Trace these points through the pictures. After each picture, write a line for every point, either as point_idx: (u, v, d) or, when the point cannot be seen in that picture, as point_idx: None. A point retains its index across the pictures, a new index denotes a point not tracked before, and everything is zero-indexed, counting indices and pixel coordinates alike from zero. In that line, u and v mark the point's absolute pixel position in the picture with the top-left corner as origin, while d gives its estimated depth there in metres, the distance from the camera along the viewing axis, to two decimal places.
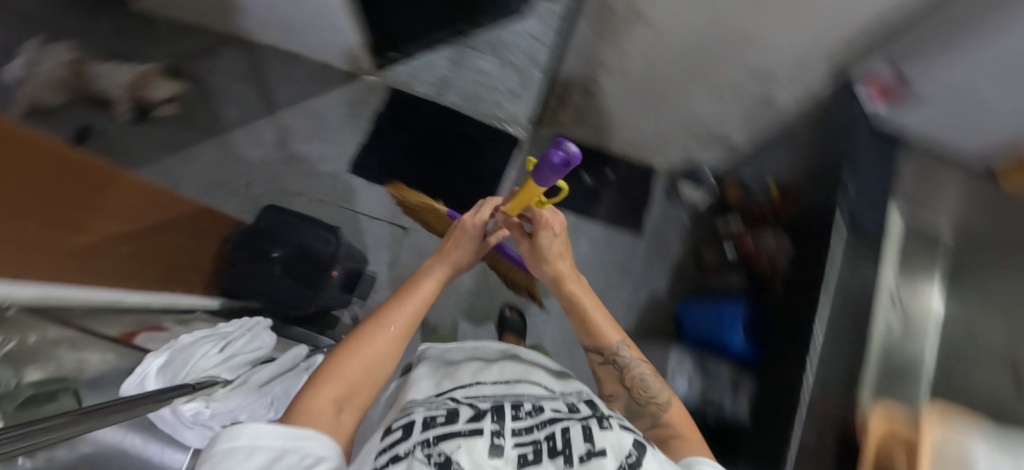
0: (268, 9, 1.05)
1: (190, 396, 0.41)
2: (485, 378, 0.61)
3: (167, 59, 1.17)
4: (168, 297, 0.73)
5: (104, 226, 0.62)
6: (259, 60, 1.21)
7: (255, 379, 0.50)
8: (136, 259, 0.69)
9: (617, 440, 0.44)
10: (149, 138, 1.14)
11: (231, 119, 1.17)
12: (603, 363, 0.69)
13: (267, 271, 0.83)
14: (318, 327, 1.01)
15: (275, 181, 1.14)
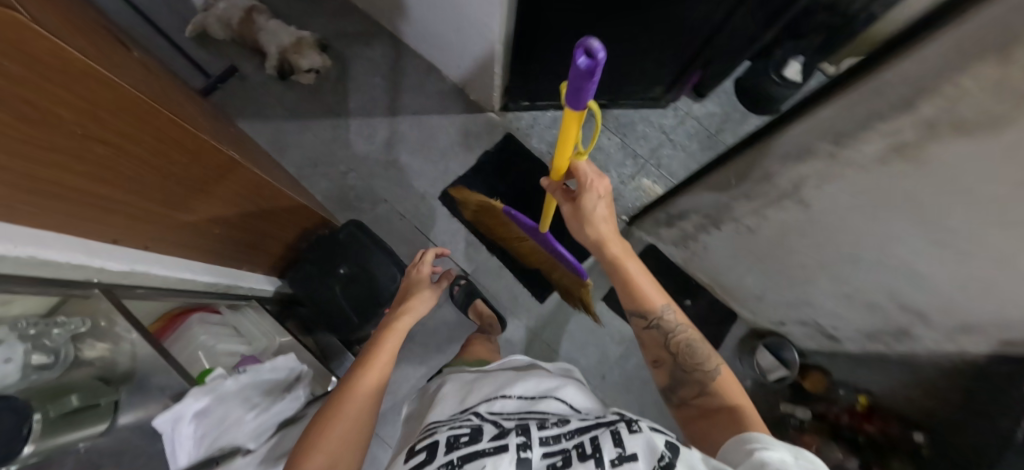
0: (432, 24, 1.07)
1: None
2: (511, 390, 0.65)
3: (325, 33, 1.24)
4: (231, 278, 0.76)
5: (206, 208, 0.64)
6: (401, 61, 1.25)
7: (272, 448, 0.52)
8: (221, 239, 0.71)
9: (648, 443, 0.46)
10: (279, 97, 1.20)
11: (355, 106, 1.21)
12: (648, 326, 0.72)
13: (327, 284, 0.84)
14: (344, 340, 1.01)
15: (368, 179, 1.16)
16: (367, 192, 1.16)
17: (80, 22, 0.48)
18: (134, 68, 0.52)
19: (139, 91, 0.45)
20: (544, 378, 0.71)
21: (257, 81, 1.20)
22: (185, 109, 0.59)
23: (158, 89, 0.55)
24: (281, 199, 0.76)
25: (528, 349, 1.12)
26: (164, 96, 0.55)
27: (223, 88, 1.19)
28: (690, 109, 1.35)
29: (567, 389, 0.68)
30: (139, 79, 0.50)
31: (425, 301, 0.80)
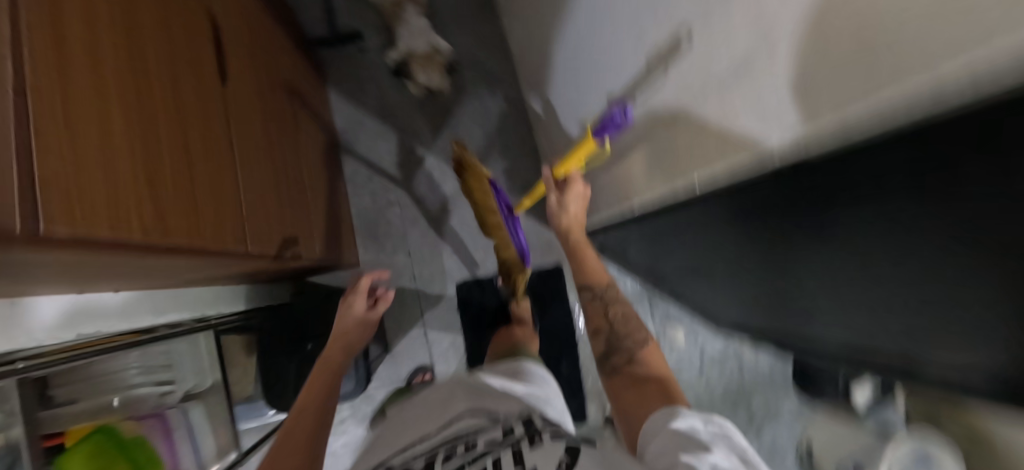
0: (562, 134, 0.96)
1: None
2: (424, 430, 0.55)
3: (462, 57, 1.14)
4: (195, 309, 0.70)
5: (197, 274, 0.57)
6: (512, 129, 1.15)
7: None
8: (204, 281, 0.65)
9: (550, 454, 0.41)
10: (381, 89, 1.12)
11: (441, 145, 1.12)
12: (593, 299, 0.71)
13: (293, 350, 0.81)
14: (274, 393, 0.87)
15: (406, 224, 1.09)
16: (397, 234, 1.09)
17: (142, 104, 0.40)
18: (180, 152, 0.44)
19: (131, 247, 0.36)
20: (476, 392, 0.60)
21: (372, 62, 1.11)
22: (223, 189, 0.51)
23: (197, 174, 0.46)
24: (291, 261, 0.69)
25: None
26: (196, 186, 0.46)
27: (338, 48, 1.10)
28: (741, 350, 1.25)
29: (492, 398, 0.59)
30: (170, 181, 0.42)
31: (363, 329, 0.69)
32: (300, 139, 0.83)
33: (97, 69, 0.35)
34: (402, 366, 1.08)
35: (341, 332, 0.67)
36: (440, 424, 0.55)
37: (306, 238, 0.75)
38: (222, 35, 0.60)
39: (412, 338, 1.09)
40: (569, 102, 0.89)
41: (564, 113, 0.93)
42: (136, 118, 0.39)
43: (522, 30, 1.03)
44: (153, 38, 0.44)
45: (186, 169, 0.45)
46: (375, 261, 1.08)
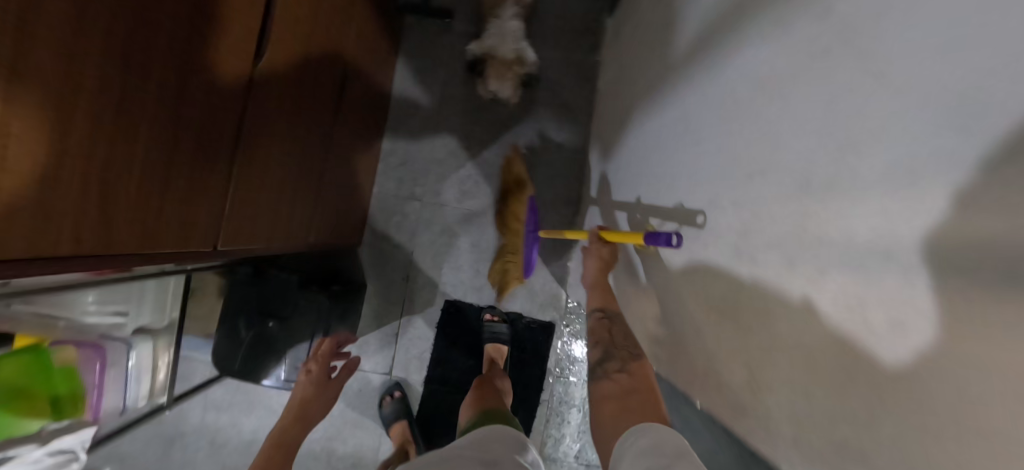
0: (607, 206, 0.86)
1: None
2: None
3: (544, 74, 1.05)
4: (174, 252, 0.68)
5: None
6: (563, 168, 1.05)
7: None
8: None
9: None
10: (451, 76, 1.05)
11: (486, 156, 1.05)
12: (603, 317, 0.71)
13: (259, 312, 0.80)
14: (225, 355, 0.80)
15: (421, 221, 1.04)
16: (408, 228, 1.04)
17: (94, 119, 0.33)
18: (132, 163, 0.37)
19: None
20: None
21: (453, 46, 1.04)
22: (178, 197, 0.44)
23: (146, 187, 0.40)
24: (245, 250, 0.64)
25: None
26: (137, 201, 0.39)
27: (426, 19, 1.04)
28: None
29: None
30: (100, 201, 0.35)
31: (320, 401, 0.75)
32: (329, 122, 0.76)
33: (40, 78, 0.28)
34: (360, 357, 1.04)
35: (300, 401, 0.73)
36: None
37: (283, 229, 0.71)
38: (273, 16, 0.52)
39: (380, 333, 1.05)
40: (624, 182, 0.80)
41: (617, 190, 0.82)
42: (92, 115, 0.32)
43: (615, 74, 0.93)
44: (160, 29, 0.37)
45: (132, 184, 0.38)
46: (377, 245, 1.04)
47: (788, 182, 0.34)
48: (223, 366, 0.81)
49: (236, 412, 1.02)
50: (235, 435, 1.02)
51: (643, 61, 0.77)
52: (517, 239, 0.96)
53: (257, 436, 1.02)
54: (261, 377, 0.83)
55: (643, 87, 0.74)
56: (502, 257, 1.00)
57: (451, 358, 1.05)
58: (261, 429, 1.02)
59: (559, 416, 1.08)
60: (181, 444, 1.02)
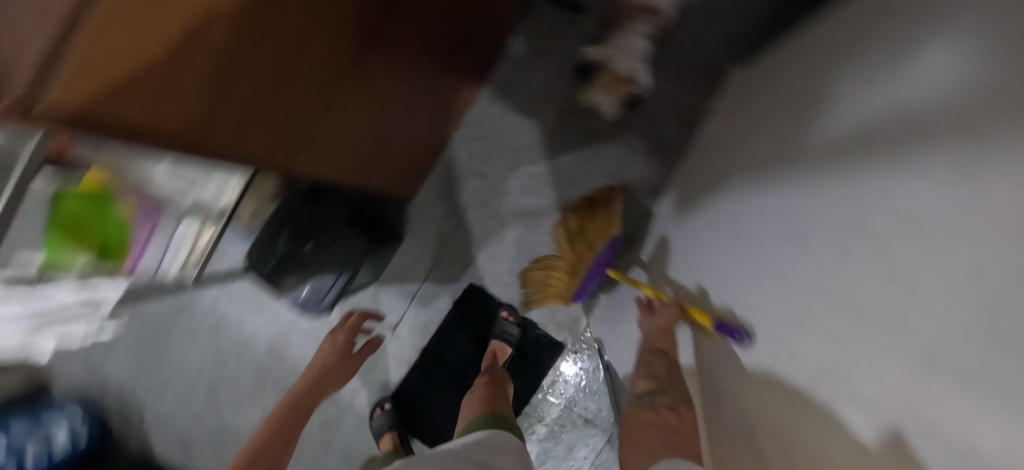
0: (678, 264, 0.80)
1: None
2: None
3: (649, 103, 1.00)
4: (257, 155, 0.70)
5: None
6: (631, 201, 1.02)
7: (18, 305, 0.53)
8: None
9: None
10: (558, 71, 1.02)
11: (562, 161, 1.02)
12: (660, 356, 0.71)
13: (303, 236, 0.80)
14: (257, 261, 0.80)
15: (476, 200, 1.03)
16: (463, 202, 1.03)
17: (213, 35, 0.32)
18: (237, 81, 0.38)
19: (92, 127, 0.29)
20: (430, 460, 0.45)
21: (570, 42, 1.01)
22: (272, 120, 0.45)
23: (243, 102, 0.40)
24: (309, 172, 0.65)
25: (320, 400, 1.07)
26: (234, 115, 0.40)
27: (554, 7, 1.01)
28: None
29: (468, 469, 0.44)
30: (208, 94, 0.35)
31: (337, 374, 0.85)
32: (425, 81, 0.75)
33: None
34: (373, 304, 1.05)
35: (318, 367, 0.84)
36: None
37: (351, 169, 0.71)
38: None
39: (397, 288, 1.05)
40: (698, 246, 0.75)
41: (674, 264, 0.82)
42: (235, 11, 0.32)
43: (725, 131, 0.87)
44: None
45: (235, 99, 0.39)
46: (427, 207, 1.04)
47: (915, 349, 0.29)
48: (253, 265, 0.81)
49: (246, 305, 1.07)
50: (238, 324, 1.07)
51: (761, 136, 0.72)
52: (581, 262, 0.93)
53: (257, 334, 1.07)
54: (282, 289, 0.85)
55: (752, 162, 0.69)
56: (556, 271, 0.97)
57: (453, 339, 1.04)
58: (262, 330, 1.07)
59: (530, 434, 1.07)
60: (191, 312, 1.08)
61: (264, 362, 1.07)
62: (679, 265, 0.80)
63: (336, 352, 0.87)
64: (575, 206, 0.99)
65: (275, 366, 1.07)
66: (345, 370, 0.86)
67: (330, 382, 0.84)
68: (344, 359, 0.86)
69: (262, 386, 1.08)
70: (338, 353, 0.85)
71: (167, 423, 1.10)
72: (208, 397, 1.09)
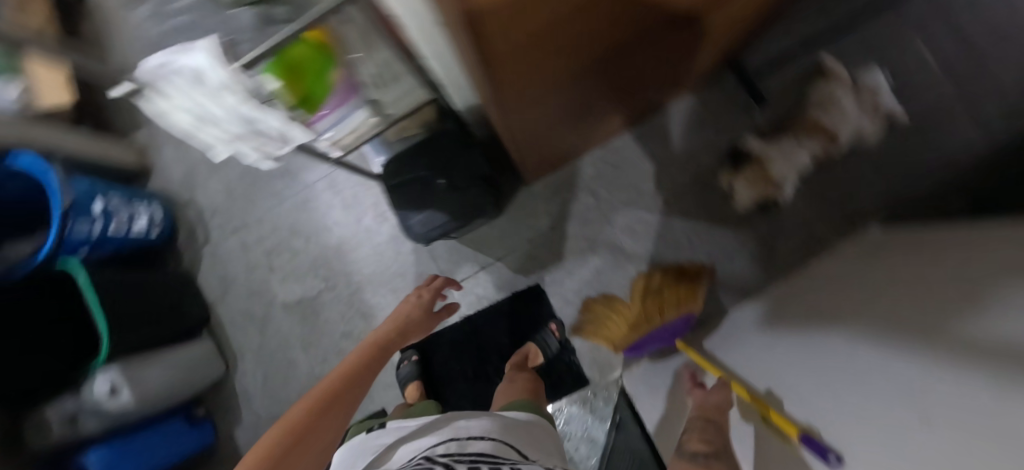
0: (749, 361, 0.81)
1: (202, 84, 0.48)
2: (476, 440, 0.58)
3: (781, 210, 1.01)
4: (452, 81, 0.76)
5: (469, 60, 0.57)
6: (717, 287, 1.02)
7: (253, 119, 0.55)
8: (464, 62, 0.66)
9: None
10: (713, 140, 1.03)
11: (675, 220, 1.04)
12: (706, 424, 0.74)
13: (444, 168, 0.81)
14: (392, 172, 0.82)
15: (580, 213, 1.06)
16: (569, 208, 1.07)
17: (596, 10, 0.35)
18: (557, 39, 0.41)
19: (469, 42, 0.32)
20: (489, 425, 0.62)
21: (735, 122, 1.03)
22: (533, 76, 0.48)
23: (536, 60, 0.43)
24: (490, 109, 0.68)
25: (355, 312, 1.12)
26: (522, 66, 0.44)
27: (737, 85, 1.03)
28: None
29: (520, 439, 0.62)
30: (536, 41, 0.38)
31: (420, 329, 0.89)
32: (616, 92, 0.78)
33: None
34: (444, 254, 1.10)
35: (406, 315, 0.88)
36: (477, 438, 0.58)
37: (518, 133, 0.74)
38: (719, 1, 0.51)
39: (470, 253, 1.10)
40: (778, 356, 0.75)
41: (744, 359, 0.82)
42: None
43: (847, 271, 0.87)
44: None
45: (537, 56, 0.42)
46: (536, 197, 1.08)
47: None
48: (387, 173, 0.83)
49: (338, 198, 1.14)
50: (323, 211, 1.14)
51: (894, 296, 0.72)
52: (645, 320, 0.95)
53: (334, 227, 1.14)
54: (393, 207, 0.83)
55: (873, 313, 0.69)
56: (618, 312, 1.00)
57: (495, 324, 1.08)
58: (341, 225, 1.13)
59: None
60: (290, 180, 1.16)
61: (329, 253, 1.14)
62: (750, 363, 0.80)
63: (422, 306, 0.92)
64: (665, 266, 1.02)
65: (335, 261, 1.13)
66: (425, 324, 0.90)
67: (413, 332, 0.87)
68: (427, 317, 0.91)
69: (315, 271, 1.14)
70: (424, 309, 0.90)
71: (219, 260, 1.17)
72: (265, 257, 1.16)
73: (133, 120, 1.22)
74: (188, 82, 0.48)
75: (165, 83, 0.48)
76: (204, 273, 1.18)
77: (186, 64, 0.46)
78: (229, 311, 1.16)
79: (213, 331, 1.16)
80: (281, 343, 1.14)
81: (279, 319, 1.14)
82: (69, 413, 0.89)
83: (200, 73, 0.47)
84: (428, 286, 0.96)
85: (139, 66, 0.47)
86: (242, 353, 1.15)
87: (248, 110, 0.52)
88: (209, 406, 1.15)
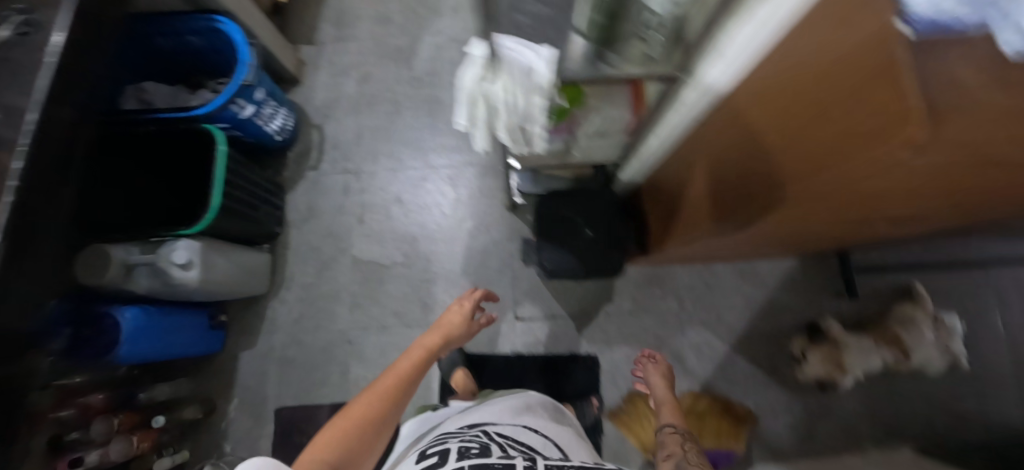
0: None
1: (524, 73, 0.51)
2: (527, 435, 0.74)
3: (833, 396, 1.07)
4: (651, 154, 0.80)
5: (733, 153, 0.58)
6: (753, 438, 1.05)
7: (525, 119, 0.58)
8: (695, 146, 0.68)
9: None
10: (800, 307, 1.11)
11: (739, 358, 1.09)
12: (671, 431, 0.79)
13: (596, 222, 0.86)
14: (549, 204, 0.87)
15: (660, 312, 1.11)
16: (652, 303, 1.11)
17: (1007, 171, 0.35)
18: (912, 189, 0.41)
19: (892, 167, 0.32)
20: (532, 423, 0.81)
21: (824, 301, 1.11)
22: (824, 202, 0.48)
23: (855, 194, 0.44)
24: (687, 204, 0.74)
25: (416, 298, 1.11)
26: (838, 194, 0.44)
27: (838, 272, 1.12)
28: None
29: (561, 441, 0.79)
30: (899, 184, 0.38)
31: (461, 337, 0.92)
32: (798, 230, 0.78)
33: None
34: (524, 287, 1.12)
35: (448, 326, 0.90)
36: (526, 433, 0.74)
37: (705, 234, 0.74)
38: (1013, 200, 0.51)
39: (547, 298, 1.12)
40: None
41: None
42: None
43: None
44: None
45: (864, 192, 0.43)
46: (628, 278, 1.12)
47: None
48: (544, 201, 0.88)
49: (453, 191, 1.17)
50: (434, 195, 1.16)
51: None
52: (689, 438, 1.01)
53: (437, 214, 1.15)
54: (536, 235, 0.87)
55: None
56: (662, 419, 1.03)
57: (538, 373, 1.09)
58: (444, 214, 1.15)
59: None
60: (418, 154, 1.19)
61: (420, 232, 1.15)
62: None
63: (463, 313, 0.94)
64: (715, 395, 1.06)
65: (422, 242, 1.14)
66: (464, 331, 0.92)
67: (456, 338, 0.91)
68: (466, 325, 0.93)
69: (398, 241, 1.14)
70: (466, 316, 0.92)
71: (316, 190, 1.17)
72: (358, 207, 1.16)
73: (308, 36, 1.27)
74: (516, 70, 0.52)
75: (498, 60, 0.52)
76: (294, 195, 1.17)
77: (527, 55, 0.50)
78: (298, 239, 1.15)
79: (273, 250, 1.14)
80: (331, 292, 1.12)
81: (342, 270, 1.13)
82: (131, 263, 0.84)
83: (530, 65, 0.51)
84: (471, 295, 0.98)
85: (500, 41, 0.49)
86: (290, 282, 1.12)
87: (533, 108, 0.55)
88: (229, 316, 1.11)
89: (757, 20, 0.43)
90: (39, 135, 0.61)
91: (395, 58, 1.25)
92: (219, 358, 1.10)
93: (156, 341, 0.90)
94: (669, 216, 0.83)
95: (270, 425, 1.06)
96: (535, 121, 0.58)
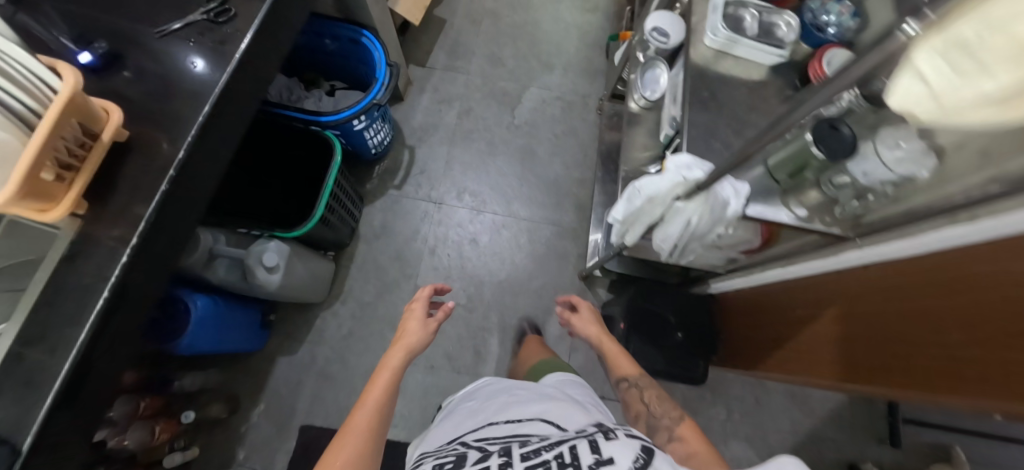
0: None
1: (715, 197, 0.51)
2: (526, 419, 0.57)
3: None
4: (764, 277, 0.81)
5: (878, 320, 0.58)
6: None
7: (694, 234, 0.56)
8: (823, 292, 0.68)
9: (625, 451, 0.42)
10: (843, 445, 1.10)
11: None
12: (628, 385, 0.72)
13: (689, 326, 0.87)
14: (645, 297, 0.88)
15: (707, 416, 1.09)
16: (701, 405, 1.10)
17: None
18: None
19: None
20: (518, 403, 0.63)
21: (865, 445, 1.10)
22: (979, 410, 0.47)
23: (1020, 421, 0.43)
24: (799, 341, 0.73)
25: (470, 344, 1.09)
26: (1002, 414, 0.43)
27: (883, 417, 1.13)
28: None
29: (559, 408, 0.61)
30: None
31: (420, 337, 0.82)
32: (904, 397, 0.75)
33: None
34: (579, 358, 1.10)
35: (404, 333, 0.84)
36: (520, 420, 0.57)
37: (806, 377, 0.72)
38: None
39: (600, 375, 1.10)
40: None
41: None
42: None
43: None
44: None
45: None
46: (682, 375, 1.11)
47: None
48: (640, 293, 0.89)
49: (528, 244, 1.16)
50: (510, 243, 1.15)
51: None
52: None
53: (508, 262, 1.14)
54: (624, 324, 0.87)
55: None
56: None
57: None
58: (516, 264, 1.14)
59: None
60: (503, 199, 1.19)
61: (488, 276, 1.13)
62: None
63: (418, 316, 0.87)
64: None
65: (488, 287, 1.12)
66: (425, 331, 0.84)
67: (414, 337, 0.83)
68: (418, 322, 0.85)
69: (464, 281, 1.12)
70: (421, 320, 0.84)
71: (395, 210, 1.16)
72: (432, 237, 1.15)
73: (420, 58, 1.29)
74: (709, 197, 0.52)
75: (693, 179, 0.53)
76: (371, 209, 1.16)
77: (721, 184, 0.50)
78: (366, 253, 1.12)
79: (338, 259, 1.11)
80: (386, 315, 1.09)
81: (403, 296, 1.10)
82: (215, 252, 0.81)
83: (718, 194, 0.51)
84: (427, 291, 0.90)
85: (717, 182, 0.50)
86: (347, 296, 1.09)
87: (709, 229, 0.54)
88: (277, 315, 1.07)
89: (966, 228, 0.44)
90: (205, 130, 0.60)
91: (499, 100, 1.27)
92: (256, 357, 1.05)
93: (210, 333, 0.85)
94: (765, 340, 0.82)
95: (292, 443, 0.99)
96: (702, 238, 0.57)
